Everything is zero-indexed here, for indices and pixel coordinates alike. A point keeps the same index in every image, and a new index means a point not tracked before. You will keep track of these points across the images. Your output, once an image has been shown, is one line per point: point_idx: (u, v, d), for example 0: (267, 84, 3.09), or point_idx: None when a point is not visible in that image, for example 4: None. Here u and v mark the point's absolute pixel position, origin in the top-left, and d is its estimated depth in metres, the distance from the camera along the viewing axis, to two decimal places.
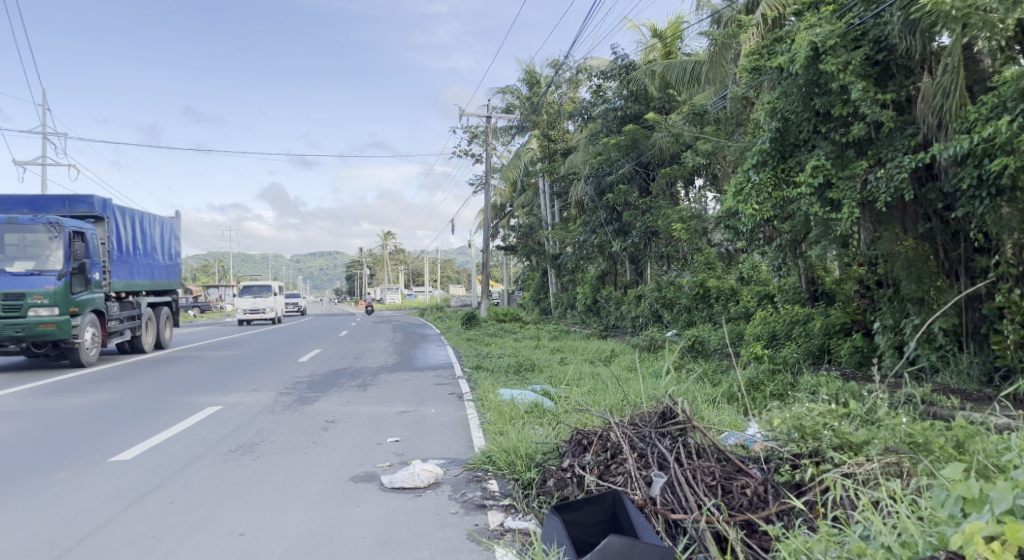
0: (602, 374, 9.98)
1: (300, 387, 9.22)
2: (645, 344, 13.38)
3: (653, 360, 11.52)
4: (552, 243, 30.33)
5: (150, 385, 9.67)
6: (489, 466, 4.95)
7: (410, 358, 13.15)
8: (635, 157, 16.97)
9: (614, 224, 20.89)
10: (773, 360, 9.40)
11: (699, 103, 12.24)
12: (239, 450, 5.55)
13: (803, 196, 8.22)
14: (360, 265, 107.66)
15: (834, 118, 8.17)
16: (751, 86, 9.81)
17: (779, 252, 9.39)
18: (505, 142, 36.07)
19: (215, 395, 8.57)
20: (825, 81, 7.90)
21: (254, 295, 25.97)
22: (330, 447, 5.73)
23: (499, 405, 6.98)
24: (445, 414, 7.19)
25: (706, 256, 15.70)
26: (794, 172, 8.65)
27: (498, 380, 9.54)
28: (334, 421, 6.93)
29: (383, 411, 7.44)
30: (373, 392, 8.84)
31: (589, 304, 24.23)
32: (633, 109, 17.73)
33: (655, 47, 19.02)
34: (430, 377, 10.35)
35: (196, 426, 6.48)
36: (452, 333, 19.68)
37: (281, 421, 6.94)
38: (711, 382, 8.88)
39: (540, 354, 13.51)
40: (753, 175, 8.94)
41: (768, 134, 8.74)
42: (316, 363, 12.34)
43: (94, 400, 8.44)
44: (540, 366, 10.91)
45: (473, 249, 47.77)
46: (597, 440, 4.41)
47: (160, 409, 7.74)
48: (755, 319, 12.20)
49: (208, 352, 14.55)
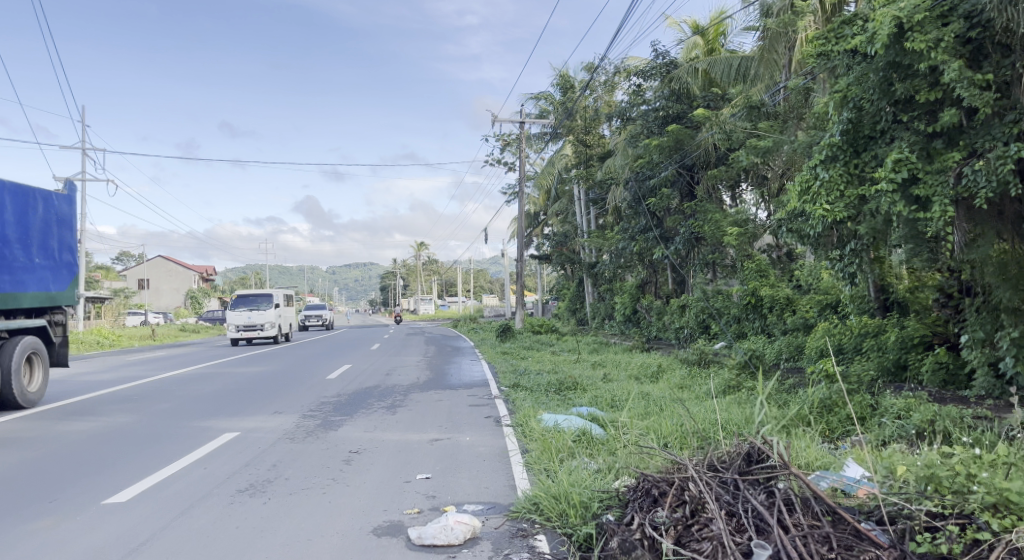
0: (652, 393, 9.10)
1: (324, 409, 8.57)
2: (694, 359, 12.43)
3: (706, 377, 10.56)
4: (588, 250, 29.49)
5: (168, 406, 9.14)
6: (536, 516, 4.15)
7: (444, 374, 12.46)
8: (678, 159, 16.08)
9: (655, 231, 19.96)
10: (849, 381, 8.21)
11: (754, 96, 11.36)
12: (248, 492, 4.85)
13: (882, 194, 7.24)
14: (394, 276, 108.30)
15: (918, 106, 7.27)
16: (816, 74, 8.91)
17: (853, 258, 8.23)
18: (538, 149, 35.43)
19: (232, 419, 7.95)
20: (910, 62, 6.99)
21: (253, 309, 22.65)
22: (351, 487, 5.00)
23: (543, 434, 6.19)
24: (482, 443, 6.42)
25: (757, 263, 14.70)
26: (869, 167, 7.71)
27: (539, 400, 8.76)
28: (359, 452, 6.22)
29: (414, 438, 6.73)
30: (403, 415, 8.13)
31: (628, 314, 23.27)
32: (675, 109, 16.64)
33: (697, 44, 18.25)
34: (464, 397, 9.61)
35: (204, 459, 5.82)
36: (487, 346, 18.99)
37: (301, 451, 6.26)
38: (777, 404, 7.94)
39: (580, 369, 12.72)
40: (821, 172, 8.01)
41: (840, 125, 7.83)
42: (344, 381, 11.69)
43: (105, 425, 7.90)
44: (583, 384, 10.07)
45: (506, 259, 47.11)
46: (672, 491, 3.59)
47: (172, 437, 7.14)
48: (817, 331, 11.17)
49: (235, 368, 14.04)
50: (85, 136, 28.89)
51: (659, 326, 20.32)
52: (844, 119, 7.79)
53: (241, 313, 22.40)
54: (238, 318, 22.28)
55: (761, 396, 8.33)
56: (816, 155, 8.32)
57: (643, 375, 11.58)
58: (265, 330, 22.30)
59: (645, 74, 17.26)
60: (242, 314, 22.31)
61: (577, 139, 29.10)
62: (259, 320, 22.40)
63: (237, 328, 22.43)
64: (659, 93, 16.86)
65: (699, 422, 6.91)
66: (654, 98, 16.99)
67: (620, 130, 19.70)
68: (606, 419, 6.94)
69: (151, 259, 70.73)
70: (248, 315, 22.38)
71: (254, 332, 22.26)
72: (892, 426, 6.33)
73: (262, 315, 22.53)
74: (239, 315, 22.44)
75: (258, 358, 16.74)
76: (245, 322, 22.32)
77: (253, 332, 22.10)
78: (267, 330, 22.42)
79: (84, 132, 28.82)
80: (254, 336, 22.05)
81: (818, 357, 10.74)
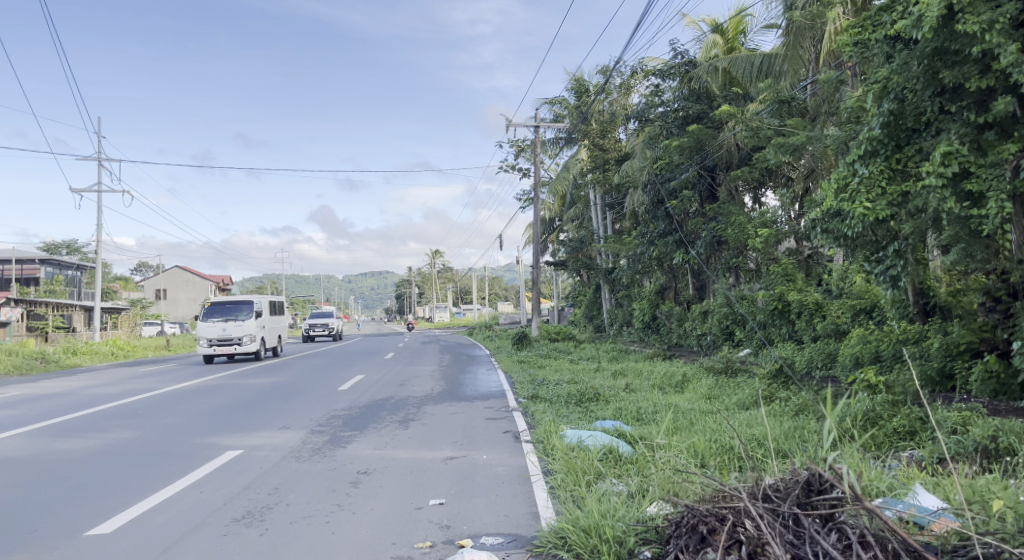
0: (680, 406, 8.57)
1: (333, 424, 8.15)
2: (721, 368, 11.86)
3: (736, 388, 10.00)
4: (605, 256, 28.95)
5: (172, 422, 8.79)
6: (565, 552, 3.68)
7: (459, 385, 12.04)
8: (699, 160, 15.56)
9: (675, 235, 19.41)
10: (894, 392, 7.58)
11: (783, 89, 10.80)
12: (245, 521, 4.45)
13: (930, 189, 6.69)
14: (409, 284, 108.39)
15: (967, 95, 6.78)
16: (852, 64, 8.39)
17: (897, 259, 7.62)
18: (553, 154, 35.02)
19: (236, 436, 7.57)
20: (960, 47, 6.49)
21: (228, 319, 19.09)
22: (359, 515, 4.57)
23: (566, 453, 5.72)
24: (501, 462, 5.96)
25: (783, 267, 14.13)
26: (913, 162, 7.19)
27: (560, 413, 8.28)
28: (368, 471, 5.79)
29: (427, 456, 6.28)
30: (416, 429, 7.69)
31: (648, 321, 22.67)
32: (694, 109, 16.11)
33: (716, 43, 17.52)
34: (480, 409, 9.15)
35: (201, 484, 5.42)
36: (503, 354, 18.54)
37: (306, 471, 5.85)
38: (816, 417, 7.40)
39: (600, 379, 12.25)
40: (860, 169, 7.48)
41: (880, 117, 7.31)
42: (355, 392, 11.27)
43: (104, 442, 7.56)
44: (605, 395, 9.57)
45: (521, 265, 46.66)
46: (724, 529, 3.14)
47: (171, 456, 6.76)
48: (851, 337, 10.60)
49: (245, 380, 13.68)
50: (100, 147, 28.90)
51: (681, 333, 19.72)
52: (885, 111, 7.28)
53: (212, 325, 18.75)
54: (210, 330, 18.64)
55: (798, 409, 7.76)
56: (853, 150, 7.78)
57: (668, 386, 11.04)
58: (241, 345, 18.70)
59: (663, 73, 16.78)
60: (215, 326, 18.71)
61: (592, 143, 28.67)
62: (232, 333, 18.66)
63: (210, 342, 18.82)
64: (678, 93, 16.35)
65: (735, 438, 6.39)
66: (673, 98, 16.52)
67: (637, 132, 19.23)
68: (633, 434, 6.45)
69: (167, 269, 71.09)
70: (224, 326, 18.87)
71: (229, 346, 18.76)
72: (949, 442, 5.80)
73: (237, 327, 18.82)
74: (210, 328, 18.75)
75: (269, 369, 16.38)
76: (218, 335, 18.70)
77: (228, 347, 18.60)
78: (245, 345, 18.90)
79: (99, 143, 28.84)
80: (231, 352, 18.63)
81: (854, 366, 10.14)
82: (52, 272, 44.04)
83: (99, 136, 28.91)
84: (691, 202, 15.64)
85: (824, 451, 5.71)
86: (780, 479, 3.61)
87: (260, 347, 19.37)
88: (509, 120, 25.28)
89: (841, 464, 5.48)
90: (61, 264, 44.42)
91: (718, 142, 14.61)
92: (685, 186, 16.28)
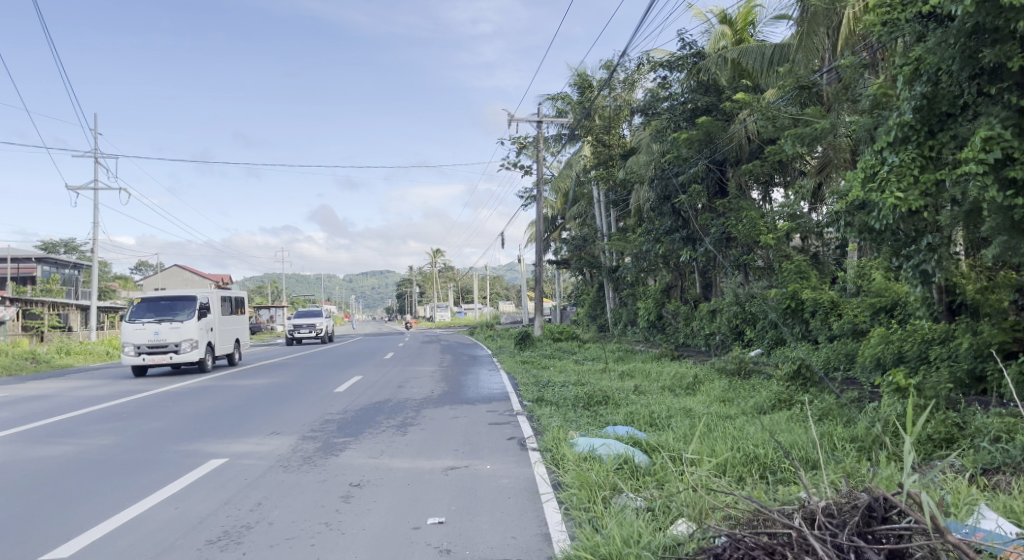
0: (695, 409, 8.09)
1: (327, 429, 7.65)
2: (734, 368, 11.37)
3: (752, 391, 9.51)
4: (608, 254, 28.47)
5: (158, 426, 8.32)
6: None
7: (461, 386, 11.58)
8: (708, 153, 15.10)
9: (682, 232, 18.93)
10: (924, 395, 7.05)
11: (802, 74, 10.26)
12: (220, 543, 3.99)
13: (968, 177, 6.21)
14: (410, 283, 107.97)
15: (1008, 76, 6.29)
16: (880, 45, 7.91)
17: (928, 254, 7.14)
18: (555, 151, 34.57)
19: (223, 442, 7.10)
20: (1002, 23, 6.01)
21: (162, 320, 14.84)
22: (347, 534, 4.11)
23: (578, 464, 5.23)
24: (506, 473, 5.48)
25: (796, 264, 13.67)
26: (947, 149, 6.72)
27: (568, 417, 7.80)
28: (361, 483, 5.30)
29: (426, 466, 5.79)
30: (415, 435, 7.21)
31: (653, 320, 22.18)
32: (703, 101, 15.67)
33: (725, 35, 17.06)
34: (483, 413, 8.66)
35: (177, 499, 4.96)
36: (506, 354, 18.09)
37: (295, 483, 5.36)
38: (841, 422, 6.95)
39: (608, 380, 11.78)
40: (890, 157, 7.01)
41: (912, 101, 6.81)
42: (351, 394, 10.77)
43: (82, 449, 7.10)
44: (615, 398, 9.09)
45: (523, 264, 46.20)
46: None
47: (151, 464, 6.29)
48: (871, 338, 10.14)
49: (238, 382, 13.19)
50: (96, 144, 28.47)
51: (688, 332, 19.24)
52: (917, 94, 6.78)
53: (140, 329, 14.60)
54: (139, 335, 14.56)
55: (822, 414, 7.25)
56: (881, 137, 7.28)
57: (679, 388, 10.55)
58: (179, 353, 14.63)
59: (670, 65, 16.32)
60: (145, 329, 14.55)
61: (596, 139, 28.22)
62: (169, 338, 14.62)
63: (140, 349, 14.71)
64: (687, 85, 15.89)
65: (759, 446, 5.90)
66: (681, 90, 16.05)
67: (643, 126, 18.77)
68: (649, 443, 5.97)
69: (167, 268, 70.62)
70: (156, 329, 14.71)
71: (164, 355, 14.74)
72: (992, 451, 5.36)
73: (174, 330, 14.72)
74: (138, 331, 14.64)
75: (264, 370, 15.89)
76: (149, 341, 14.65)
77: (162, 356, 14.56)
78: (186, 353, 14.87)
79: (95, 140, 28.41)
80: (166, 362, 14.65)
81: (875, 367, 9.64)
82: (49, 271, 43.59)
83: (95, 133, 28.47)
84: (700, 197, 15.19)
85: (860, 463, 5.22)
86: (832, 501, 3.10)
87: (203, 356, 15.24)
88: (511, 115, 24.84)
89: (880, 477, 4.99)
90: (58, 263, 43.97)
91: (729, 134, 14.15)
92: (693, 181, 15.82)
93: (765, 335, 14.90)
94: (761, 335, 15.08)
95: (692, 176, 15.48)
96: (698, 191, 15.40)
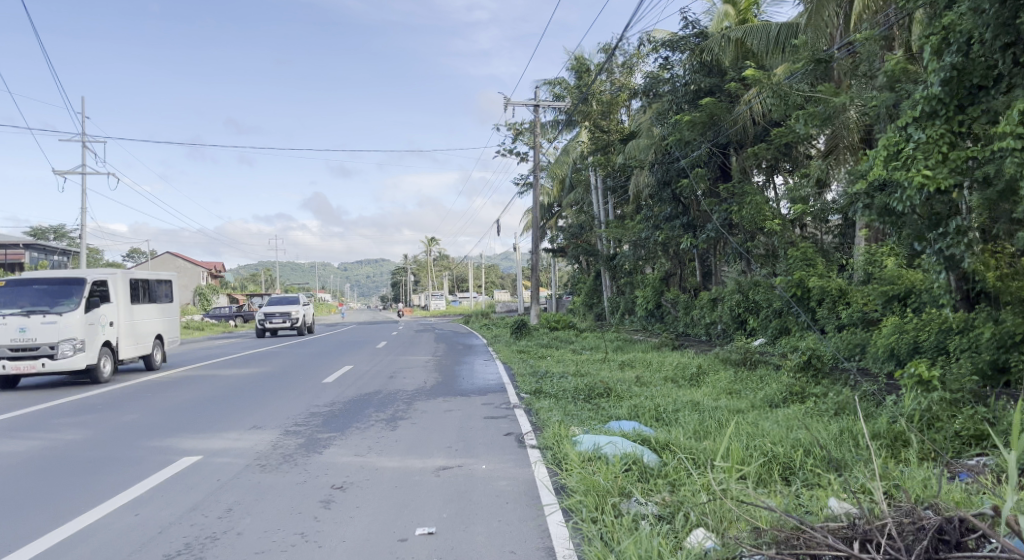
0: (703, 402, 7.66)
1: (313, 423, 7.17)
2: (740, 359, 10.95)
3: (760, 384, 9.10)
4: (606, 241, 28.03)
5: (132, 419, 7.84)
6: None
7: (455, 376, 11.13)
8: (711, 137, 14.61)
9: (682, 219, 18.48)
10: (950, 389, 6.59)
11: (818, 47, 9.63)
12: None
13: (1004, 153, 5.73)
14: (405, 272, 107.43)
15: None
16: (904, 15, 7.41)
17: (954, 239, 6.66)
18: (552, 137, 34.04)
19: (199, 437, 6.62)
20: None
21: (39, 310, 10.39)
22: (326, 548, 3.64)
23: (584, 467, 4.76)
24: (504, 474, 5.01)
25: (802, 251, 13.26)
26: (978, 124, 6.24)
27: (569, 411, 7.36)
28: (345, 486, 4.82)
29: (417, 465, 5.33)
30: (405, 430, 6.74)
31: (651, 309, 21.76)
32: (706, 83, 15.15)
33: (728, 15, 16.51)
34: (478, 406, 8.23)
35: (139, 504, 4.47)
36: (502, 343, 17.65)
37: (272, 485, 4.88)
38: (860, 416, 6.52)
39: (609, 371, 11.36)
40: (915, 133, 6.53)
41: (942, 72, 6.29)
42: (341, 385, 10.31)
43: (48, 444, 6.61)
44: (618, 390, 8.66)
45: (518, 252, 45.70)
46: None
47: (117, 462, 5.79)
48: (884, 327, 9.72)
49: (224, 372, 12.69)
50: (84, 126, 27.79)
51: (687, 321, 18.85)
52: (947, 65, 6.25)
53: (0, 323, 10.10)
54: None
55: (838, 408, 6.83)
56: (905, 112, 6.79)
57: (683, 379, 10.16)
58: (54, 360, 10.07)
59: (672, 46, 15.76)
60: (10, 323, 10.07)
61: (593, 124, 27.72)
62: (40, 337, 10.08)
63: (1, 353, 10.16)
64: (688, 66, 15.33)
65: (778, 443, 5.46)
66: (683, 71, 15.55)
67: (644, 109, 18.26)
68: (659, 440, 5.52)
69: (159, 255, 69.80)
70: (23, 324, 10.16)
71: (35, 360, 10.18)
72: None
73: (49, 325, 10.15)
74: None
75: (252, 359, 15.43)
76: (11, 340, 10.09)
77: (30, 362, 10.02)
78: (63, 358, 10.18)
79: (84, 123, 27.76)
80: (38, 371, 10.12)
81: (889, 357, 9.23)
82: (37, 258, 42.89)
83: (83, 115, 27.83)
84: (702, 181, 14.72)
85: (889, 463, 4.81)
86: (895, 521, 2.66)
87: (101, 361, 10.82)
88: (508, 98, 24.30)
89: (915, 480, 4.55)
90: (47, 249, 43.27)
91: (734, 116, 13.66)
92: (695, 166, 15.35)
93: (768, 324, 14.52)
94: (764, 324, 14.69)
95: (694, 159, 14.98)
96: (700, 175, 14.92)
